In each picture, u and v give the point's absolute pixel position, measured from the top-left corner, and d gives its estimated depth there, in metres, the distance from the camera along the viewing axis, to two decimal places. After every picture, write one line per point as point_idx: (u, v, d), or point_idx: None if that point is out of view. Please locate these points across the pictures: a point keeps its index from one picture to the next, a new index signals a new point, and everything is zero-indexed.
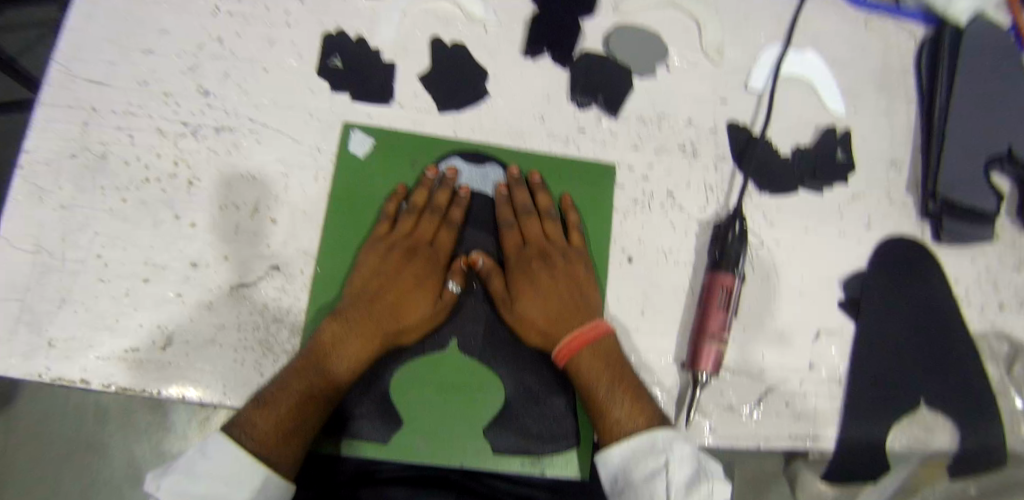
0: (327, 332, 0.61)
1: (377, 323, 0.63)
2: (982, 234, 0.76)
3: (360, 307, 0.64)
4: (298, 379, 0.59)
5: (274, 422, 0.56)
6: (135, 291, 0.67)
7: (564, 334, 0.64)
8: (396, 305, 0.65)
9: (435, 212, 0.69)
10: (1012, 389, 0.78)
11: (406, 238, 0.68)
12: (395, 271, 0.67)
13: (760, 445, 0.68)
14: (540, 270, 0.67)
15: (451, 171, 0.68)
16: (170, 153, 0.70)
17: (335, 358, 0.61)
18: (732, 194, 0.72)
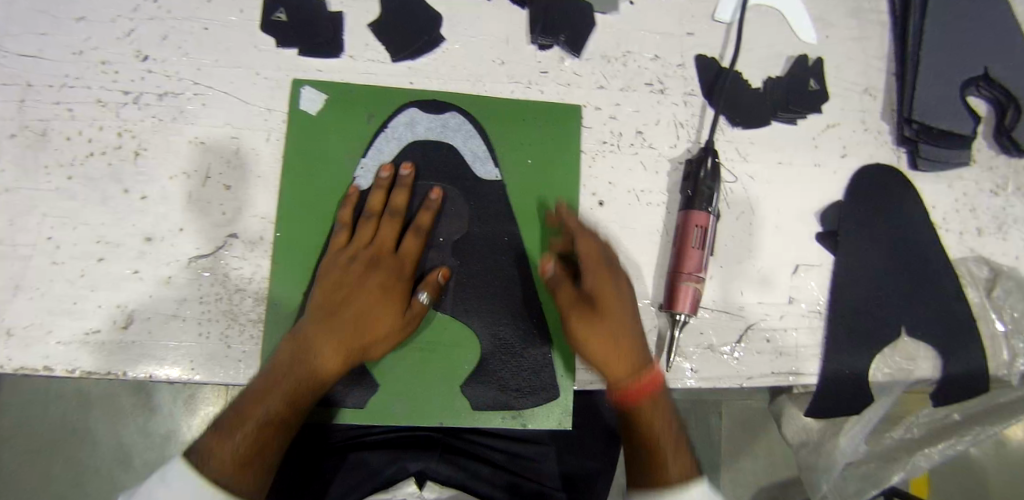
0: (284, 354, 0.57)
1: (338, 342, 0.58)
2: (960, 159, 0.75)
3: (320, 324, 0.58)
4: (256, 406, 0.55)
5: (233, 453, 0.52)
6: (89, 272, 0.63)
7: (631, 372, 0.58)
8: (358, 320, 0.59)
9: (395, 215, 0.63)
10: (991, 311, 0.76)
11: (367, 247, 0.62)
12: (357, 283, 0.60)
13: (743, 384, 0.68)
14: (613, 298, 0.59)
15: (407, 167, 0.64)
16: (113, 125, 0.66)
17: (289, 381, 0.56)
18: (703, 130, 0.69)
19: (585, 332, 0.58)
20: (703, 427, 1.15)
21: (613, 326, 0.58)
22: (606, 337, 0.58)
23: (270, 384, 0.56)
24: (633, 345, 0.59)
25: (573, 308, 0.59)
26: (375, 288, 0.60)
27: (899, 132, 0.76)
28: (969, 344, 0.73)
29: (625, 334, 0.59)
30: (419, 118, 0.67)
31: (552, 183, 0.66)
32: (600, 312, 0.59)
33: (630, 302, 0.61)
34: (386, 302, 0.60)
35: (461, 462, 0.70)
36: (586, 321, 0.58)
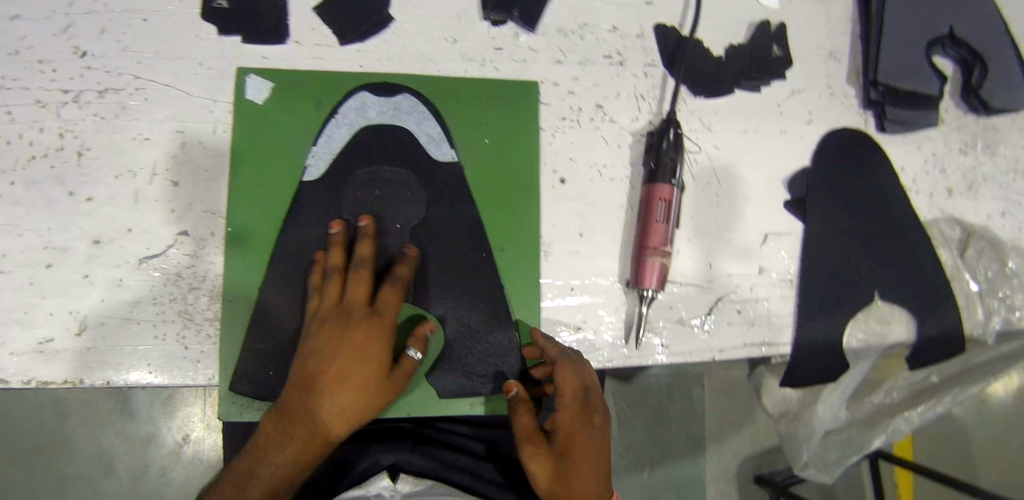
0: (262, 436, 0.56)
1: (318, 420, 0.55)
2: (928, 120, 0.74)
3: (296, 402, 0.56)
4: (241, 491, 0.55)
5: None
6: (39, 279, 0.61)
7: None
8: (334, 391, 0.55)
9: (365, 267, 0.59)
10: (964, 271, 0.75)
11: (337, 306, 0.58)
12: (328, 351, 0.56)
13: (714, 357, 0.67)
14: (583, 436, 0.57)
15: (367, 219, 0.61)
16: (53, 126, 0.63)
17: (269, 465, 0.55)
18: (666, 100, 0.68)
19: (537, 466, 0.57)
20: (687, 401, 1.18)
21: (570, 464, 0.56)
22: (557, 471, 0.56)
23: (252, 466, 0.55)
24: (595, 484, 0.56)
25: (528, 438, 0.58)
26: (348, 356, 0.56)
27: (865, 94, 0.75)
28: (943, 305, 0.73)
29: (587, 477, 0.56)
30: (371, 102, 0.65)
31: (511, 162, 0.64)
32: (556, 446, 0.57)
33: (603, 436, 0.58)
34: (363, 368, 0.56)
35: (433, 452, 0.69)
36: (536, 452, 0.57)
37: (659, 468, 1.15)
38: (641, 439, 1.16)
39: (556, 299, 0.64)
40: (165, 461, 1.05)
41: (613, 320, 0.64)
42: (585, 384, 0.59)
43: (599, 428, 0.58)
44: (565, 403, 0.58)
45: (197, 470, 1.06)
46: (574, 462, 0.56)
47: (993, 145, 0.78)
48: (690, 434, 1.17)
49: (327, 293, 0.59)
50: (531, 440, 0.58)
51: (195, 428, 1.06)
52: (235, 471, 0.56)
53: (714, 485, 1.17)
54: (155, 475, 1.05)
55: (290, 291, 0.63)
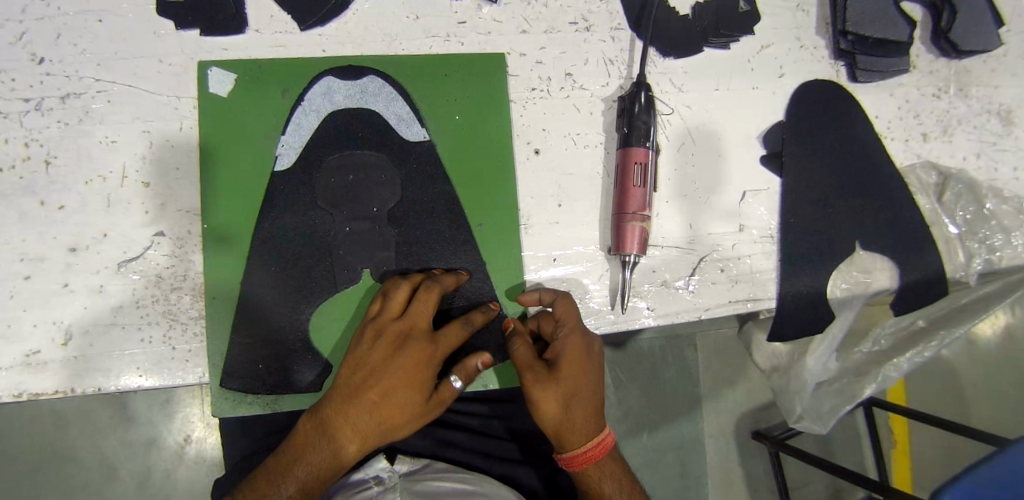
0: (302, 434, 0.58)
1: (353, 429, 0.57)
2: (900, 67, 0.74)
3: (337, 409, 0.57)
4: (274, 488, 0.56)
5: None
6: (19, 291, 0.60)
7: (581, 441, 0.60)
8: (378, 406, 0.57)
9: (437, 286, 0.60)
10: (943, 216, 0.75)
11: (396, 320, 0.59)
12: (382, 367, 0.57)
13: (701, 316, 0.69)
14: (574, 365, 0.59)
15: (465, 273, 0.63)
16: (17, 135, 0.61)
17: (304, 467, 0.57)
18: (634, 63, 0.68)
19: (543, 393, 0.58)
20: (680, 361, 1.19)
21: (574, 388, 0.59)
22: (564, 398, 0.58)
23: (287, 464, 0.57)
24: (592, 408, 0.60)
25: (529, 369, 0.59)
26: (401, 375, 0.57)
27: (835, 45, 0.74)
28: (924, 250, 0.73)
29: (587, 400, 0.60)
30: (338, 86, 0.64)
31: (485, 138, 0.65)
32: (560, 373, 0.59)
33: (592, 365, 0.60)
34: (409, 393, 0.58)
35: (431, 431, 0.71)
36: (543, 383, 0.58)
37: (658, 431, 1.17)
38: (639, 404, 1.17)
39: (540, 271, 0.65)
40: (168, 463, 1.06)
41: (599, 288, 0.65)
42: (573, 324, 0.60)
43: (588, 358, 0.60)
44: (567, 335, 0.60)
45: (201, 469, 1.06)
46: (566, 384, 0.59)
47: (965, 87, 0.77)
48: (686, 396, 1.19)
49: (387, 307, 0.59)
50: (529, 370, 0.58)
51: (195, 428, 1.07)
52: (272, 466, 0.58)
53: (713, 443, 1.19)
54: (160, 477, 1.05)
55: (272, 284, 0.62)
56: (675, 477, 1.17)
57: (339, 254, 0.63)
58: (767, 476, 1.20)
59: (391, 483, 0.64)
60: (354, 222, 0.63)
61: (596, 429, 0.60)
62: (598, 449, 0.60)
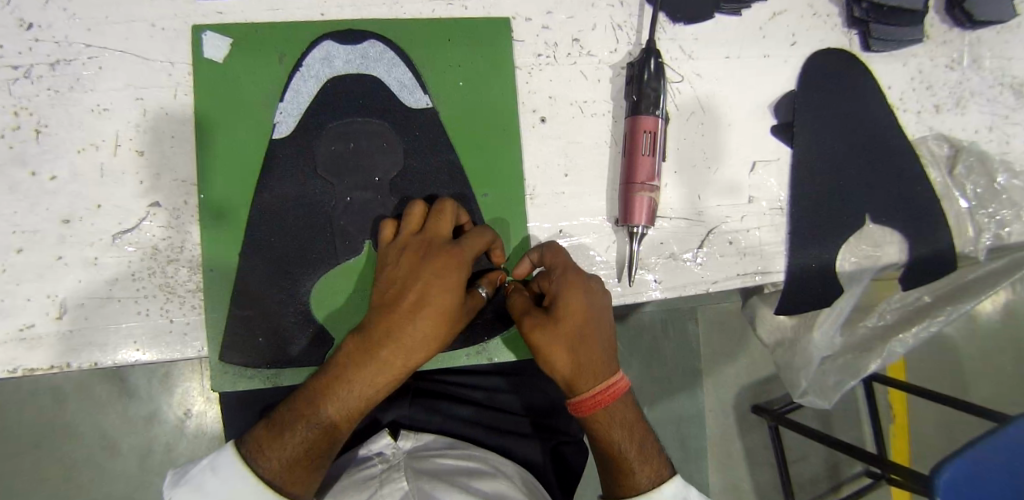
0: (343, 353, 0.57)
1: (394, 339, 0.55)
2: (914, 37, 0.71)
3: (376, 323, 0.56)
4: (311, 411, 0.56)
5: (285, 456, 0.55)
6: (12, 265, 0.59)
7: (591, 385, 0.58)
8: (413, 315, 0.56)
9: (453, 203, 0.59)
10: (954, 189, 0.73)
11: (416, 235, 0.58)
12: (412, 277, 0.57)
13: (709, 288, 0.68)
14: (575, 305, 0.58)
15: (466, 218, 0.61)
16: (6, 103, 0.59)
17: (348, 386, 0.56)
18: (643, 29, 0.66)
19: (543, 337, 0.57)
20: (682, 336, 1.19)
21: (576, 329, 0.58)
22: (568, 340, 0.57)
23: (323, 388, 0.56)
24: (599, 349, 0.58)
25: (528, 316, 0.58)
26: (431, 279, 0.56)
27: (849, 13, 0.72)
28: (933, 223, 0.72)
29: (594, 338, 0.58)
30: (337, 51, 0.62)
31: (490, 105, 0.63)
32: (560, 315, 0.57)
33: (598, 307, 0.59)
34: (445, 298, 0.56)
35: (436, 405, 0.70)
36: (542, 327, 0.57)
37: (660, 407, 1.17)
38: (641, 379, 1.17)
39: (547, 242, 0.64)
40: (169, 438, 1.05)
41: (605, 260, 0.64)
42: (566, 268, 0.59)
43: (589, 298, 0.58)
44: (564, 277, 0.58)
45: (202, 442, 1.06)
46: (569, 327, 0.57)
47: (979, 59, 0.75)
48: (688, 372, 1.18)
49: (405, 224, 0.59)
50: (528, 317, 0.58)
51: (195, 402, 1.06)
52: (311, 388, 0.57)
53: (714, 418, 1.19)
54: (161, 451, 1.05)
55: (271, 254, 0.61)
56: (676, 452, 1.17)
57: (340, 224, 0.62)
58: (767, 452, 1.20)
59: (394, 459, 0.61)
60: (355, 192, 0.62)
61: (608, 371, 0.59)
62: (611, 393, 0.59)
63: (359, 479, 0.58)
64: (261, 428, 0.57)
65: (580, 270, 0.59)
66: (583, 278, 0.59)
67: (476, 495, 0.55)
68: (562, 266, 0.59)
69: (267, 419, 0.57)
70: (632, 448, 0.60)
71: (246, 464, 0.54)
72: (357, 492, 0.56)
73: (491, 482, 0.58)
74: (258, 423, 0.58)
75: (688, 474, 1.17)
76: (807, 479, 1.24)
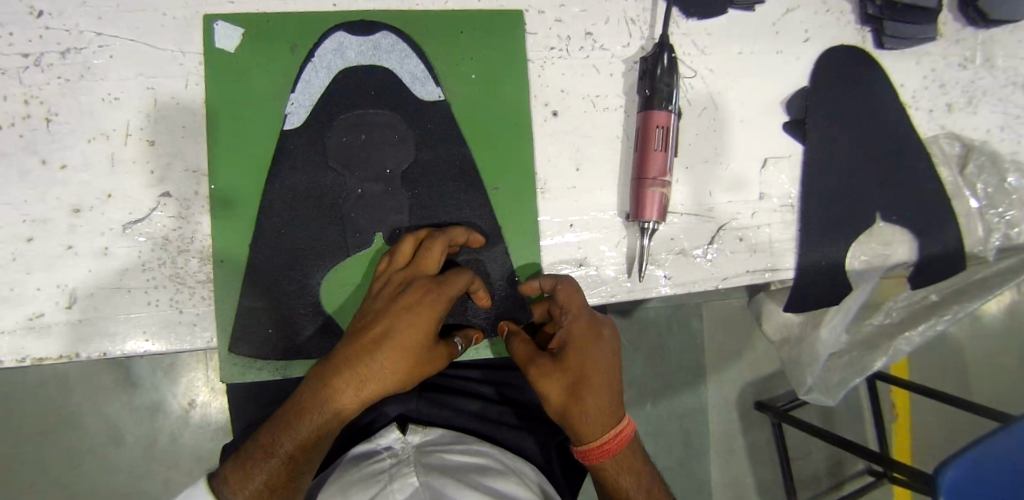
0: (308, 384, 0.54)
1: (356, 372, 0.53)
2: (927, 34, 0.71)
3: (341, 354, 0.54)
4: (274, 442, 0.53)
5: (247, 491, 0.52)
6: (22, 253, 0.58)
7: (596, 434, 0.57)
8: (376, 348, 0.53)
9: (443, 237, 0.59)
10: (966, 189, 0.73)
11: (401, 270, 0.58)
12: (384, 310, 0.55)
13: (718, 285, 0.67)
14: (577, 351, 0.57)
15: (476, 239, 0.61)
16: (17, 91, 0.59)
17: (307, 416, 0.53)
18: (656, 23, 0.65)
19: (547, 385, 0.57)
20: (687, 332, 1.19)
21: (581, 376, 0.57)
22: (571, 386, 0.56)
23: (288, 418, 0.54)
24: (606, 397, 0.57)
25: (532, 362, 0.58)
26: (402, 313, 0.54)
27: (862, 10, 0.71)
28: (943, 223, 0.71)
29: (600, 387, 0.57)
30: (349, 43, 0.62)
31: (502, 98, 0.63)
32: (566, 362, 0.57)
33: (602, 353, 0.58)
34: (411, 331, 0.54)
35: (445, 399, 0.70)
36: (547, 373, 0.57)
37: (664, 403, 1.17)
38: (645, 375, 1.17)
39: (557, 237, 0.63)
40: (174, 428, 1.06)
41: (615, 255, 0.64)
42: (574, 311, 0.58)
43: (591, 345, 0.57)
44: (574, 321, 0.58)
45: (206, 432, 1.06)
46: (574, 372, 0.57)
47: (992, 58, 0.75)
48: (693, 369, 1.18)
49: (395, 259, 0.59)
50: (532, 363, 0.58)
51: (201, 392, 1.07)
52: (276, 420, 0.54)
53: (717, 415, 1.19)
54: (166, 441, 1.05)
55: (281, 246, 0.61)
56: (679, 448, 1.17)
57: (351, 217, 0.61)
58: (770, 449, 1.21)
59: (404, 454, 0.61)
60: (366, 184, 0.61)
61: (613, 418, 0.57)
62: (618, 440, 0.57)
63: (368, 474, 0.58)
64: (231, 459, 0.54)
65: (587, 313, 0.58)
66: (590, 321, 0.58)
67: (486, 493, 0.55)
68: (570, 308, 0.58)
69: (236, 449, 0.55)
70: (639, 491, 0.59)
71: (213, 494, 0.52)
72: (366, 486, 0.56)
73: (501, 480, 0.58)
74: (229, 456, 0.55)
75: (691, 470, 1.18)
76: (810, 477, 1.24)
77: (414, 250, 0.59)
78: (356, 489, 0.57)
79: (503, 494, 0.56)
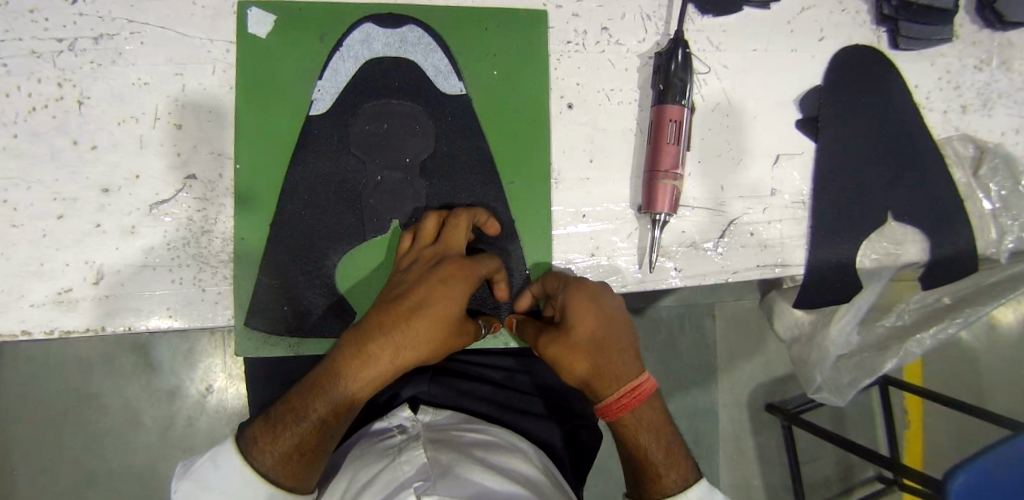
0: (338, 352, 0.56)
1: (390, 344, 0.54)
2: (943, 36, 0.71)
3: (374, 324, 0.55)
4: (305, 406, 0.54)
5: (276, 452, 0.53)
6: (52, 231, 0.61)
7: (610, 392, 0.56)
8: (410, 319, 0.55)
9: (467, 215, 0.61)
10: (979, 191, 0.73)
11: (429, 245, 0.60)
12: (417, 283, 0.56)
13: (728, 278, 0.68)
14: (582, 313, 0.57)
15: (492, 225, 0.62)
16: (50, 75, 0.61)
17: (339, 384, 0.54)
18: (672, 19, 0.67)
19: (558, 352, 0.57)
20: (697, 331, 1.20)
21: (590, 335, 0.57)
22: (583, 347, 0.57)
23: (319, 385, 0.55)
24: (618, 355, 0.57)
25: (541, 334, 0.59)
26: (435, 288, 0.56)
27: (878, 10, 0.72)
28: (955, 224, 0.72)
29: (613, 346, 0.57)
30: (377, 34, 0.64)
31: (520, 90, 0.64)
32: (571, 329, 0.57)
33: (607, 314, 0.58)
34: (444, 305, 0.56)
35: (457, 384, 0.72)
36: (555, 341, 0.58)
37: (672, 400, 1.17)
38: (654, 373, 1.18)
39: (569, 227, 0.65)
40: (192, 411, 1.08)
41: (626, 246, 0.65)
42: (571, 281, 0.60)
43: (593, 307, 0.58)
44: (568, 289, 0.59)
45: (222, 417, 1.09)
46: (580, 335, 0.57)
47: (1008, 61, 0.75)
48: (701, 367, 1.19)
49: (420, 237, 0.61)
50: (541, 334, 0.59)
51: (217, 378, 1.10)
52: (306, 386, 0.56)
53: (726, 414, 1.20)
54: (183, 425, 1.08)
55: (301, 229, 0.63)
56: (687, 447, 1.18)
57: (370, 203, 0.63)
58: (778, 451, 1.21)
59: (413, 431, 0.62)
60: (386, 172, 0.63)
61: (629, 375, 0.57)
62: (637, 395, 0.56)
63: (379, 448, 0.59)
64: (259, 421, 0.56)
65: (586, 281, 0.60)
66: (588, 286, 0.59)
67: (493, 468, 0.56)
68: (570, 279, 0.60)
69: (262, 415, 0.56)
70: (658, 448, 0.59)
71: (241, 456, 0.53)
72: (376, 460, 0.58)
73: (508, 457, 0.59)
74: (256, 419, 0.56)
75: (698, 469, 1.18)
76: (819, 480, 1.24)
77: (438, 228, 0.61)
78: (366, 463, 0.58)
79: (510, 471, 0.57)
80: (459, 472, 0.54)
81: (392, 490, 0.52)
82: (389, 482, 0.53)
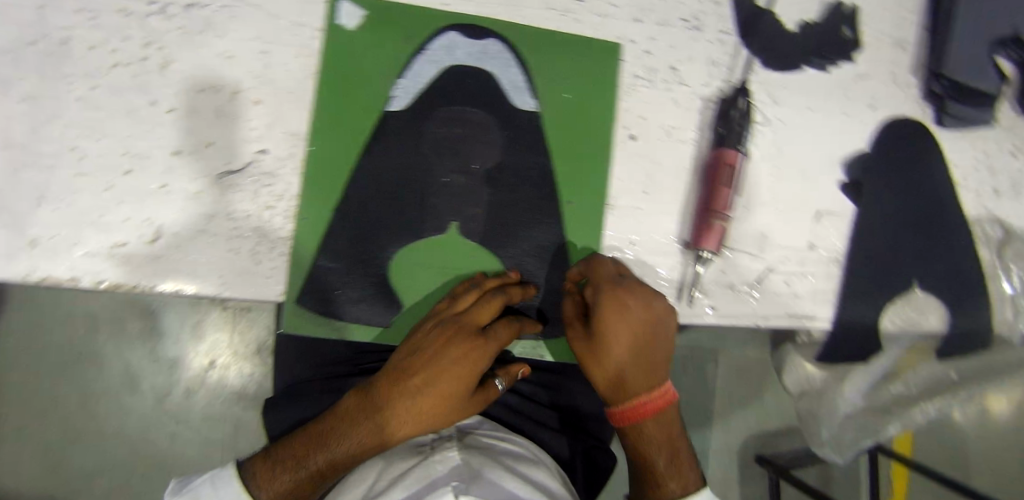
0: (347, 408, 0.60)
1: (394, 413, 0.59)
2: (983, 117, 0.76)
3: (385, 390, 0.60)
4: (306, 453, 0.58)
5: (271, 491, 0.57)
6: (118, 185, 0.63)
7: (618, 397, 0.63)
8: (418, 392, 0.59)
9: (500, 296, 0.63)
10: (1001, 271, 0.76)
11: (454, 317, 0.62)
12: (432, 359, 0.60)
13: (758, 324, 0.70)
14: (606, 324, 0.62)
15: (531, 288, 0.66)
16: (138, 36, 0.64)
17: (341, 440, 0.58)
18: (737, 69, 0.71)
19: (580, 350, 0.64)
20: (699, 374, 1.21)
21: (610, 345, 0.62)
22: (602, 355, 0.62)
23: (325, 435, 0.59)
24: (632, 366, 0.62)
25: (570, 326, 0.64)
26: (446, 366, 0.60)
27: (927, 86, 0.75)
28: (975, 300, 0.75)
29: (630, 358, 0.62)
30: (460, 43, 0.67)
31: (585, 115, 0.67)
32: (595, 336, 0.62)
33: (631, 324, 0.62)
34: (451, 383, 0.60)
35: None
36: (580, 339, 0.63)
37: None
38: None
39: (618, 252, 0.67)
40: (191, 383, 1.09)
41: (669, 278, 0.67)
42: (608, 283, 0.62)
43: (618, 318, 0.61)
44: (601, 290, 0.62)
45: (223, 392, 1.10)
46: (601, 344, 0.62)
47: None
48: (700, 407, 1.21)
49: (451, 305, 0.63)
50: (571, 327, 0.64)
51: (221, 354, 1.10)
52: (311, 432, 0.59)
53: (716, 458, 1.21)
54: (180, 396, 1.09)
55: (361, 218, 0.65)
56: None
57: (431, 202, 0.65)
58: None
59: (444, 431, 0.64)
60: (452, 175, 0.66)
61: (639, 388, 0.62)
62: (642, 408, 0.62)
63: (410, 447, 0.62)
64: (259, 457, 0.59)
65: (626, 283, 0.62)
66: (623, 290, 0.62)
67: (520, 476, 0.58)
68: (609, 279, 0.62)
69: (264, 449, 0.60)
70: (665, 453, 0.63)
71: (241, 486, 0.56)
72: (409, 457, 0.60)
73: (533, 467, 0.61)
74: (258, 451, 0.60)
75: None
76: None
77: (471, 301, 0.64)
78: (398, 458, 0.60)
79: (535, 480, 0.59)
80: (489, 477, 0.56)
81: (425, 487, 0.54)
82: (420, 479, 0.55)
